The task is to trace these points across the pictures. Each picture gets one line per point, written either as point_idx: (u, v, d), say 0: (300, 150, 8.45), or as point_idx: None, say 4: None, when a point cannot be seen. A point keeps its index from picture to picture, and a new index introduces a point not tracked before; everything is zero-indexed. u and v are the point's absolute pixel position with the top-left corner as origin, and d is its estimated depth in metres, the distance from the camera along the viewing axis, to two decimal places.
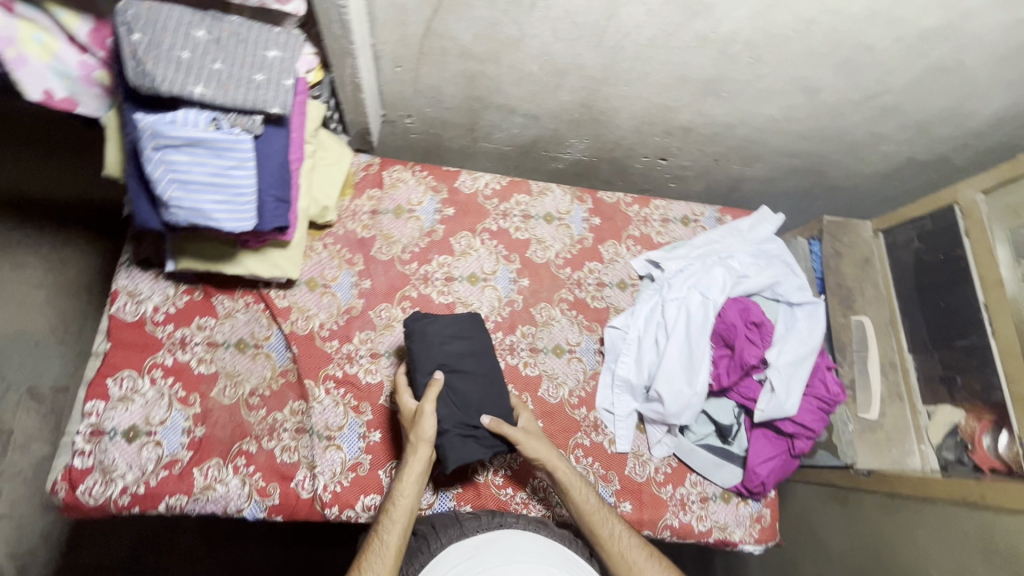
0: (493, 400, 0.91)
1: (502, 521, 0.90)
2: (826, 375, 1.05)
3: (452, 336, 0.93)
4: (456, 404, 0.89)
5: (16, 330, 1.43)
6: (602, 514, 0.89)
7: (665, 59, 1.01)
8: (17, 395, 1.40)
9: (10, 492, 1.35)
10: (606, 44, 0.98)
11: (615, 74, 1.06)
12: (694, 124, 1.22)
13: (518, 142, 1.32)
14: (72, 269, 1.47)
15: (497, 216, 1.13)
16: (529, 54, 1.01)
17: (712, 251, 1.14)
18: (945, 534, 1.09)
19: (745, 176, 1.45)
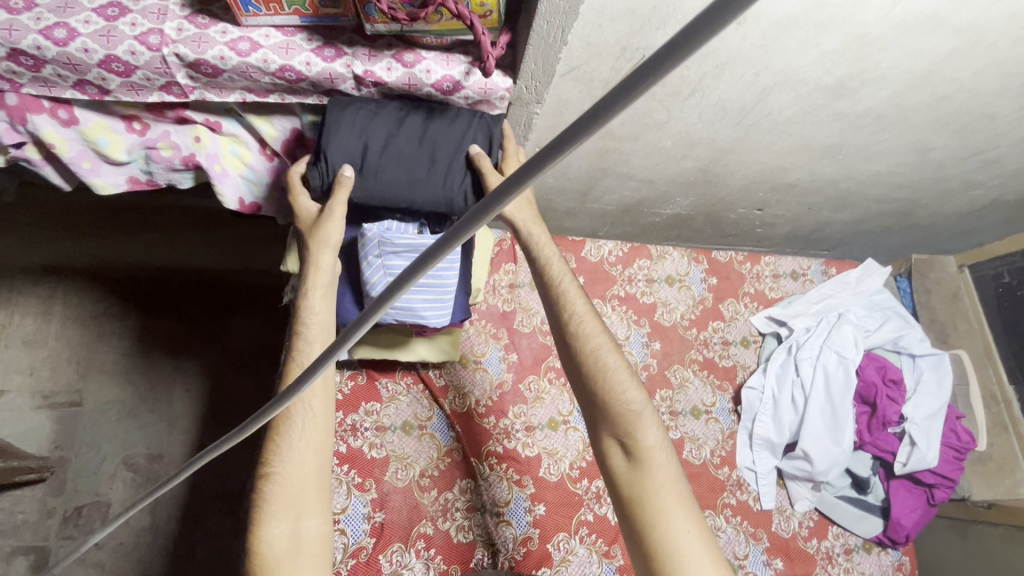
0: (447, 136, 0.72)
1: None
2: (956, 423, 1.10)
3: (361, 139, 0.70)
4: (441, 172, 0.72)
5: (106, 402, 1.35)
6: (568, 290, 0.80)
7: (796, 131, 0.98)
8: (112, 466, 1.33)
9: (110, 565, 1.28)
10: (747, 121, 0.95)
11: (743, 145, 1.03)
12: (799, 181, 1.19)
13: (623, 202, 1.28)
14: (157, 335, 1.40)
15: (623, 282, 1.18)
16: (668, 133, 0.98)
17: (829, 306, 1.19)
18: None
19: (840, 221, 1.41)
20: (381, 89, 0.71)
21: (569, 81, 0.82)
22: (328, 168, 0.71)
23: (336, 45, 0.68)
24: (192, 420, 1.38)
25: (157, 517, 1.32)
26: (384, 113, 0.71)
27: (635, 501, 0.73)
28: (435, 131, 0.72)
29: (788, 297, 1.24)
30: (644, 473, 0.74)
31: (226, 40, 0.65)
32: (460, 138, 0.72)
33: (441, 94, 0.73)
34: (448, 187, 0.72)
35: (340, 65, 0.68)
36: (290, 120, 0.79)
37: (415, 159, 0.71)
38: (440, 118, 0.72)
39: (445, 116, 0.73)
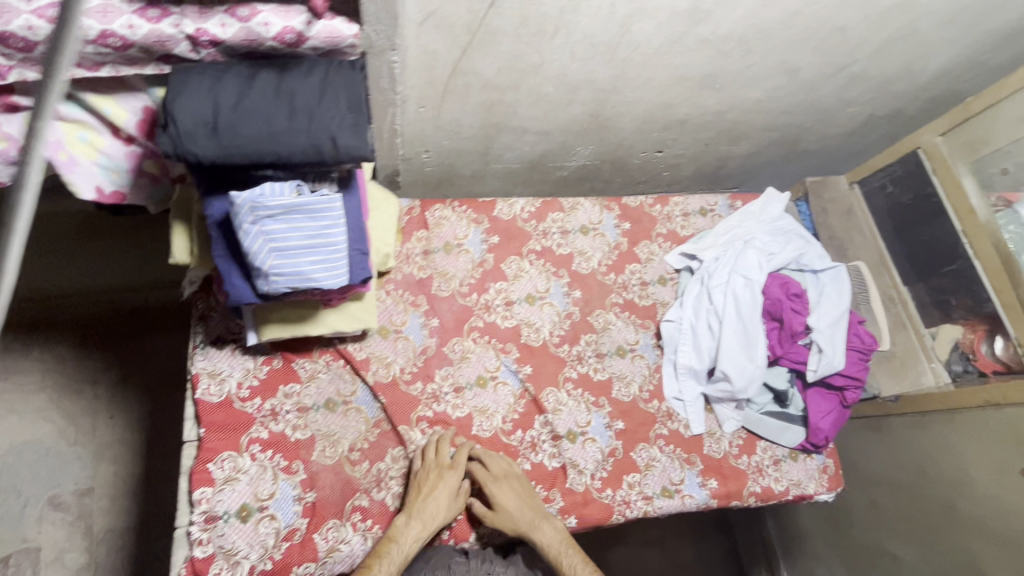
0: (304, 87, 0.73)
1: (489, 569, 0.91)
2: (859, 328, 1.16)
3: (212, 101, 0.69)
4: (302, 120, 0.72)
5: (21, 444, 1.25)
6: (540, 537, 0.91)
7: (668, 63, 1.10)
8: (38, 508, 1.23)
9: None
10: (617, 58, 1.06)
11: (622, 83, 1.15)
12: (689, 116, 1.33)
13: (528, 158, 1.40)
14: (72, 363, 1.30)
15: (538, 236, 1.19)
16: (546, 77, 1.08)
17: (737, 236, 1.24)
18: (977, 438, 1.23)
19: (731, 153, 1.59)
20: (221, 48, 0.72)
21: (428, 28, 0.89)
22: (178, 132, 0.68)
23: (161, 7, 0.68)
24: (124, 448, 1.29)
25: (100, 551, 1.24)
26: (232, 72, 0.72)
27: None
28: (290, 84, 0.73)
29: (697, 235, 1.28)
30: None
31: (31, 8, 0.60)
32: (317, 87, 0.74)
33: (286, 47, 0.74)
34: (312, 132, 0.72)
35: (168, 25, 0.68)
36: (139, 99, 0.78)
37: (272, 110, 0.71)
38: (294, 72, 0.74)
39: (298, 69, 0.75)
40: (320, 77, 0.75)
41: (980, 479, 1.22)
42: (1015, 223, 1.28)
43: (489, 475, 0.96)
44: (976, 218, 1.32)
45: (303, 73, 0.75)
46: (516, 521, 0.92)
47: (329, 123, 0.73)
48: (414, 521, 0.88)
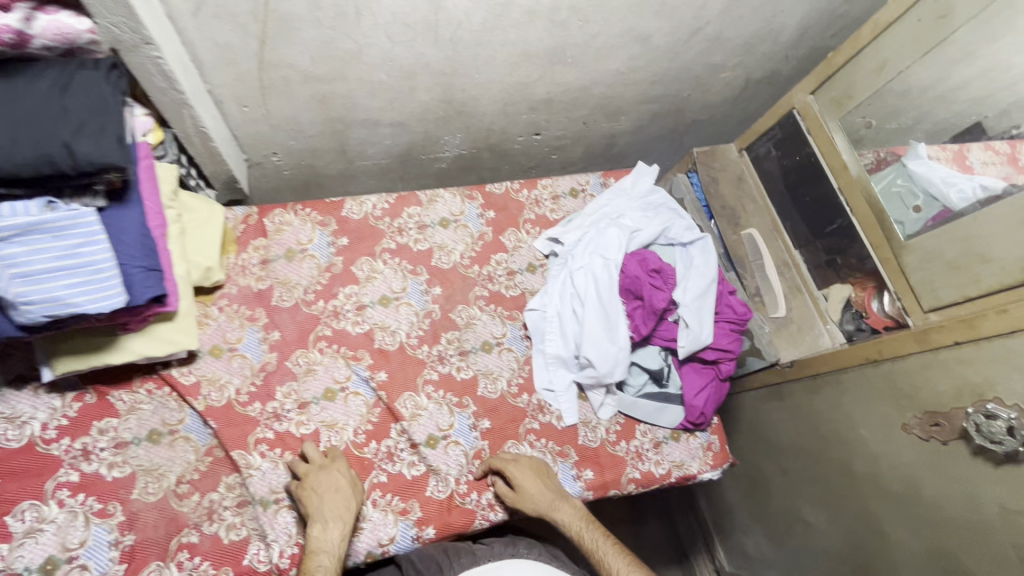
0: (32, 92, 0.66)
1: (514, 551, 0.98)
2: (730, 299, 1.13)
3: None
4: (28, 128, 0.64)
5: None
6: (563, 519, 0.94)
7: (503, 39, 1.05)
8: None
9: None
10: (441, 37, 1.00)
11: (461, 65, 1.09)
12: (552, 95, 1.28)
13: (393, 152, 1.33)
14: None
15: (393, 233, 1.13)
16: (372, 64, 1.01)
17: (604, 215, 1.20)
18: (865, 396, 1.19)
19: (617, 130, 1.55)
20: None
21: (209, 19, 0.82)
22: None
23: None
24: None
25: None
26: None
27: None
28: (12, 90, 0.66)
29: (567, 220, 1.22)
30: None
31: None
32: (48, 91, 0.66)
33: (12, 49, 0.66)
34: (40, 140, 0.64)
35: None
36: None
37: None
38: (22, 78, 0.67)
39: (27, 73, 0.67)
40: (52, 81, 0.67)
41: (867, 436, 1.21)
42: (903, 175, 1.25)
43: (516, 459, 0.98)
44: (849, 174, 1.30)
45: (33, 77, 0.67)
46: (543, 505, 0.94)
47: (62, 129, 0.65)
48: (330, 524, 0.84)
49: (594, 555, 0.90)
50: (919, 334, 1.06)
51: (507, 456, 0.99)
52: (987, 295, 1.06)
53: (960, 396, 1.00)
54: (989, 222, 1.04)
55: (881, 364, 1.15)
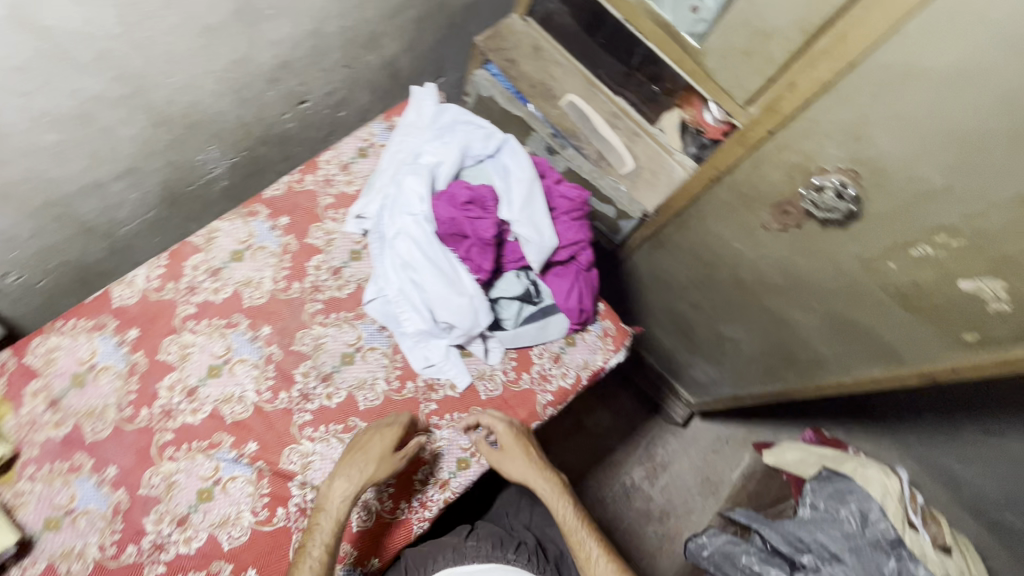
0: None
1: (502, 557, 1.04)
2: (560, 188, 1.07)
3: None
4: None
5: None
6: (545, 489, 0.99)
7: (166, 26, 0.85)
8: None
9: None
10: (85, 62, 0.80)
11: (141, 78, 0.88)
12: (284, 56, 1.08)
13: (152, 201, 1.12)
14: None
15: (184, 296, 0.97)
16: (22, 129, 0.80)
17: (400, 163, 1.07)
18: (724, 214, 1.19)
19: (390, 56, 1.37)
20: None
21: None
22: None
23: None
24: None
25: None
26: None
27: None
28: None
29: (367, 190, 1.08)
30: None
31: None
32: None
33: None
34: None
35: None
36: None
37: None
38: None
39: None
40: None
41: (740, 247, 1.22)
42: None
43: (506, 424, 0.99)
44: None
45: None
46: (529, 474, 0.99)
47: None
48: (336, 483, 0.88)
49: (572, 537, 0.96)
50: (740, 137, 1.03)
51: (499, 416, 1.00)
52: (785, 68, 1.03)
53: (793, 179, 0.99)
54: None
55: (722, 181, 1.13)
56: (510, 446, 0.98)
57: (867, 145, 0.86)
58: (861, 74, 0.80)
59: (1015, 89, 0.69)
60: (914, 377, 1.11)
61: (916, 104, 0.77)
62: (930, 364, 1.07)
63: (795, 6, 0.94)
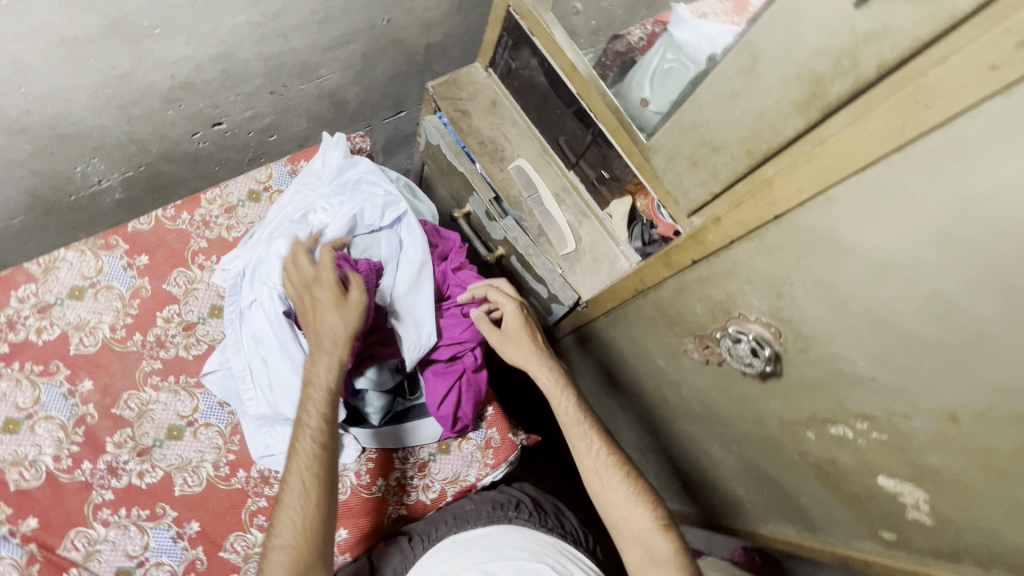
0: None
1: (504, 517, 0.89)
2: (459, 276, 0.98)
3: None
4: None
5: None
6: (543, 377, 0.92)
7: (6, 31, 0.74)
8: None
9: None
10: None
11: None
12: (185, 76, 0.97)
13: (18, 208, 1.01)
14: None
15: (2, 332, 0.87)
16: None
17: (286, 217, 0.95)
18: (649, 328, 1.07)
19: (332, 87, 1.25)
20: None
21: None
22: None
23: None
24: None
25: None
26: None
27: (620, 472, 0.86)
28: None
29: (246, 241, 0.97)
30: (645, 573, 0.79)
31: None
32: None
33: None
34: None
35: None
36: None
37: None
38: None
39: None
40: None
41: (665, 367, 1.09)
42: (671, 47, 0.95)
43: (515, 305, 0.94)
44: (579, 75, 1.07)
45: None
46: (529, 359, 0.92)
47: None
48: (318, 352, 0.80)
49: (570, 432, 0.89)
50: (665, 258, 0.90)
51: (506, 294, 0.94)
52: (730, 188, 0.90)
53: (715, 316, 0.87)
54: (706, 105, 0.85)
55: (649, 295, 1.00)
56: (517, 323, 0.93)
57: (788, 305, 0.74)
58: (785, 227, 0.68)
59: (939, 293, 0.56)
60: (830, 554, 0.96)
61: (839, 274, 0.65)
62: (845, 546, 0.93)
63: (740, 126, 0.82)
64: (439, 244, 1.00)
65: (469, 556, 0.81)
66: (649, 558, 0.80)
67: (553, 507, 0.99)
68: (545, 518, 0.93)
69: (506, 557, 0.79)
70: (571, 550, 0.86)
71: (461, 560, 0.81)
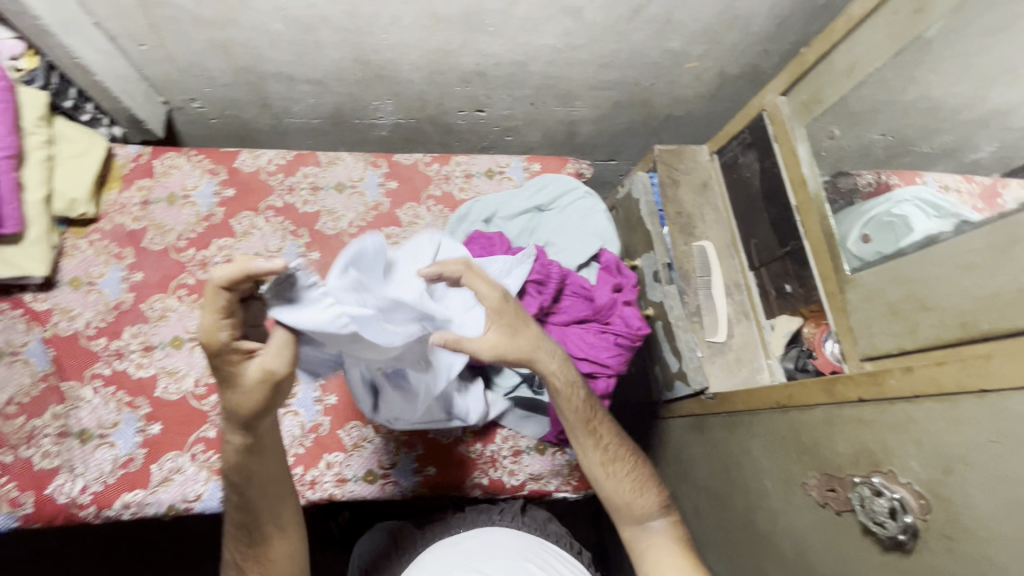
0: None
1: (486, 519, 0.99)
2: (625, 310, 1.02)
3: None
4: None
5: None
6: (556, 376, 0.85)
7: None
8: None
9: None
10: None
11: (365, 22, 1.03)
12: (483, 67, 1.20)
13: (323, 113, 1.31)
14: None
15: (282, 191, 1.09)
16: (263, 12, 0.99)
17: (495, 210, 1.12)
18: (771, 444, 1.05)
19: (575, 117, 1.44)
20: None
21: None
22: None
23: None
24: None
25: None
26: None
27: (608, 470, 0.92)
28: None
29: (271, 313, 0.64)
30: (643, 546, 0.91)
31: None
32: None
33: None
34: None
35: None
36: None
37: None
38: None
39: None
40: None
41: (771, 490, 1.05)
42: (900, 205, 0.99)
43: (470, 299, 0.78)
44: (805, 191, 1.12)
45: None
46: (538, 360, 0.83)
47: None
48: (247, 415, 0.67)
49: (581, 433, 0.91)
50: (827, 384, 0.90)
51: (483, 282, 0.79)
52: (923, 349, 0.88)
53: (858, 462, 0.85)
54: (939, 265, 0.85)
55: (788, 413, 1.00)
56: (502, 323, 0.81)
57: (953, 483, 0.70)
58: (985, 406, 0.67)
59: None
60: None
61: None
62: None
63: (967, 297, 0.81)
64: (616, 277, 1.06)
65: (459, 557, 0.88)
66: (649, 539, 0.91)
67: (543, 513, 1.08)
68: (527, 519, 1.02)
69: (492, 556, 0.86)
70: (553, 548, 0.94)
71: (448, 561, 0.87)
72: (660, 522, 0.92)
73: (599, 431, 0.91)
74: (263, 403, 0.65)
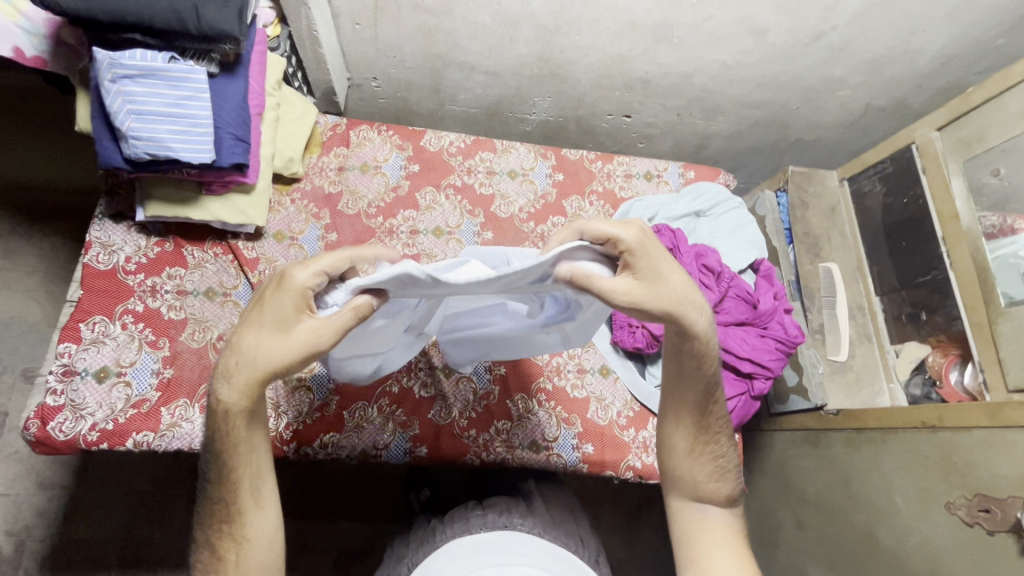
0: None
1: (506, 522, 0.86)
2: (784, 317, 1.08)
3: None
4: None
5: (10, 316, 1.40)
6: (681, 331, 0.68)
7: (611, 3, 1.05)
8: (12, 378, 1.38)
9: (7, 470, 1.35)
10: None
11: (565, 23, 1.10)
12: (651, 75, 1.26)
13: (483, 104, 1.38)
14: (65, 253, 1.46)
15: (461, 172, 1.16)
16: (480, 5, 1.06)
17: (658, 210, 1.17)
18: (910, 463, 1.09)
19: (711, 131, 1.49)
20: None
21: None
22: None
23: None
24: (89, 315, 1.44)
25: None
26: None
27: (692, 447, 0.78)
28: None
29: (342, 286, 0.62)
30: (689, 524, 0.78)
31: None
32: None
33: None
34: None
35: None
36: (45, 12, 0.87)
37: None
38: None
39: None
40: None
41: (902, 507, 1.09)
42: None
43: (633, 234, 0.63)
44: (958, 224, 1.17)
45: None
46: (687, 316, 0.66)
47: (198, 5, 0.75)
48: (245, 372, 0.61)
49: (679, 396, 0.75)
50: (991, 409, 0.97)
51: (611, 224, 0.62)
52: None
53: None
54: None
55: (936, 432, 1.05)
56: (635, 268, 0.63)
57: None
58: None
59: None
60: None
61: None
62: None
63: None
64: (774, 286, 1.12)
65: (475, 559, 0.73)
66: (699, 523, 0.78)
67: (567, 517, 0.95)
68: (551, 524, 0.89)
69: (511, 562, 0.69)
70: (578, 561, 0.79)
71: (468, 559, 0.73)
72: (726, 514, 0.79)
73: (702, 409, 0.76)
74: (291, 365, 0.61)
